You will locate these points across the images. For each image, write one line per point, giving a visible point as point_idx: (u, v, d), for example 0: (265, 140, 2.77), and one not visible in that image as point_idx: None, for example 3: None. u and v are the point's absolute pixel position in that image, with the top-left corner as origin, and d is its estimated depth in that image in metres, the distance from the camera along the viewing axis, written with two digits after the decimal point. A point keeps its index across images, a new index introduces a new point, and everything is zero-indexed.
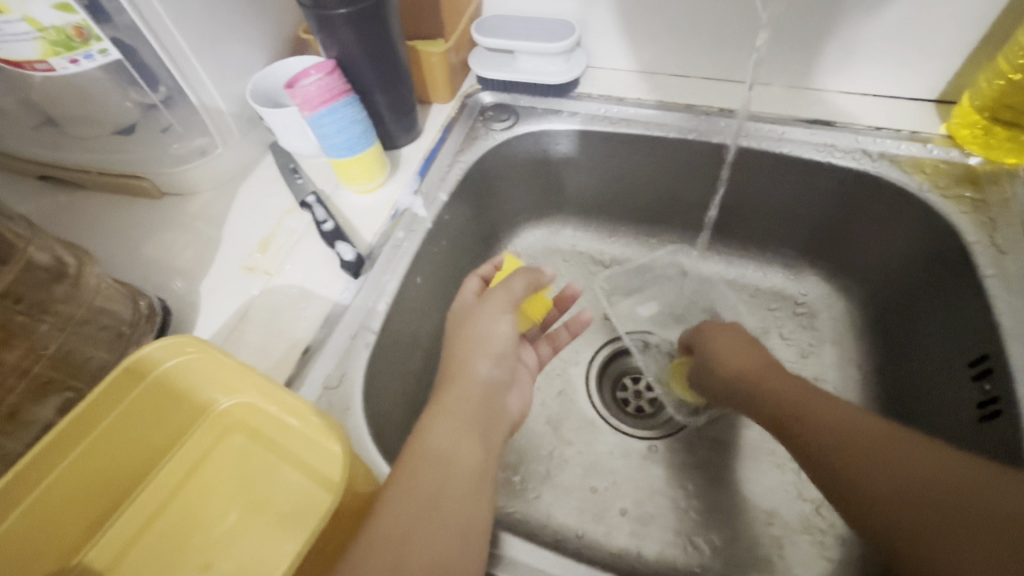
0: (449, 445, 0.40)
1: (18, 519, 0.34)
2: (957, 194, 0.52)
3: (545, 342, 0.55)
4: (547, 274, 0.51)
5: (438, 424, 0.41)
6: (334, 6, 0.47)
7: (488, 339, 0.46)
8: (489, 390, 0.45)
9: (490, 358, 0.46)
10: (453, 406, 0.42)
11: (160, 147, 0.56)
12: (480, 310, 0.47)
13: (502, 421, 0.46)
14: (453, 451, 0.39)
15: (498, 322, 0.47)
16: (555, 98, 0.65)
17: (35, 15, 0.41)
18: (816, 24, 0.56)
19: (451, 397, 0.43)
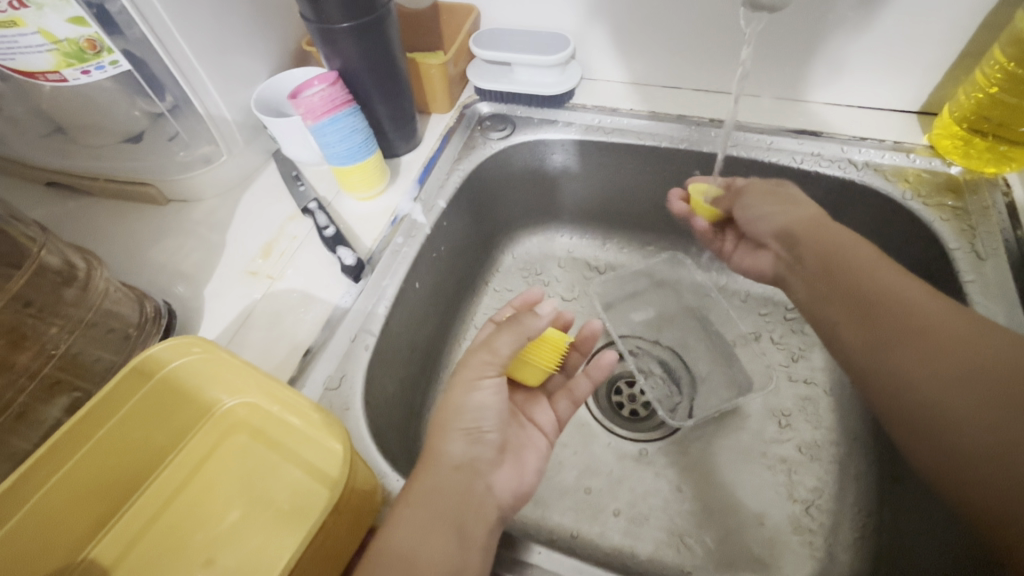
0: (411, 553, 0.35)
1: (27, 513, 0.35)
2: (938, 202, 0.54)
3: (562, 395, 0.52)
4: (534, 321, 0.44)
5: (406, 517, 0.36)
6: (336, 20, 0.49)
7: (462, 417, 0.41)
8: (465, 471, 0.40)
9: (464, 439, 0.41)
10: (421, 503, 0.37)
11: (166, 155, 0.57)
12: (457, 378, 0.43)
13: (490, 502, 0.40)
14: (419, 555, 0.35)
15: (476, 396, 0.42)
16: (551, 109, 0.67)
17: (50, 28, 0.43)
18: (803, 38, 0.58)
19: (415, 492, 0.38)
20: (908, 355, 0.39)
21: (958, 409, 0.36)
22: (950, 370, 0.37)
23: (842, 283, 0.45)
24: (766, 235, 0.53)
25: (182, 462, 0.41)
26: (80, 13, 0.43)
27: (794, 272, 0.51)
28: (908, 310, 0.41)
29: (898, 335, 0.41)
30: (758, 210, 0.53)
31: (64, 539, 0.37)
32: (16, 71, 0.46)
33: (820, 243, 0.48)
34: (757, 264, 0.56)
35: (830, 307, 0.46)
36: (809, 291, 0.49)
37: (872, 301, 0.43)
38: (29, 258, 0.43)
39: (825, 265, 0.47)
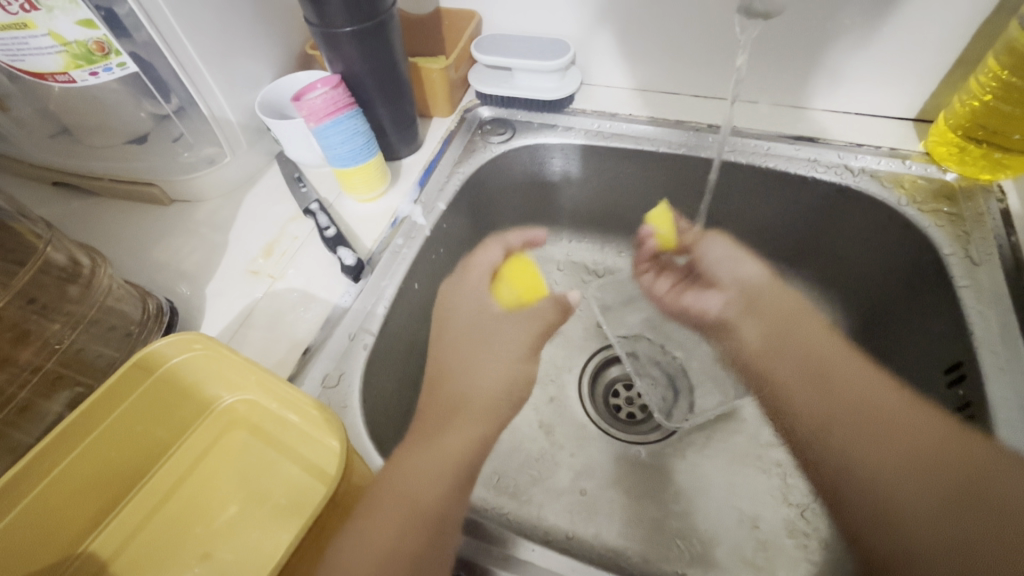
0: (415, 482, 0.41)
1: (30, 504, 0.35)
2: (934, 208, 0.54)
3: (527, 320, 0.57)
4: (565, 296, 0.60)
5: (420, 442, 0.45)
6: (340, 25, 0.50)
7: (463, 378, 0.52)
8: (465, 407, 0.50)
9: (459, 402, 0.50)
10: (424, 447, 0.45)
11: (171, 156, 0.58)
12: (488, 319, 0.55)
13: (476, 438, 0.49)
14: (414, 470, 0.42)
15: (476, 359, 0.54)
16: (551, 114, 0.67)
17: (59, 30, 0.44)
18: (799, 46, 0.59)
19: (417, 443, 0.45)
20: (871, 436, 0.47)
21: (907, 486, 0.43)
22: (902, 450, 0.45)
23: (795, 353, 0.55)
24: (727, 282, 0.62)
25: (182, 456, 0.41)
26: (90, 16, 0.44)
27: (744, 317, 0.61)
28: (868, 397, 0.49)
29: (846, 412, 0.49)
30: (726, 262, 0.62)
31: (65, 531, 0.37)
32: (25, 72, 0.47)
33: (777, 304, 0.59)
34: (703, 305, 0.64)
35: (784, 372, 0.56)
36: (770, 357, 0.57)
37: (834, 380, 0.52)
38: (36, 254, 0.43)
39: (775, 330, 0.58)
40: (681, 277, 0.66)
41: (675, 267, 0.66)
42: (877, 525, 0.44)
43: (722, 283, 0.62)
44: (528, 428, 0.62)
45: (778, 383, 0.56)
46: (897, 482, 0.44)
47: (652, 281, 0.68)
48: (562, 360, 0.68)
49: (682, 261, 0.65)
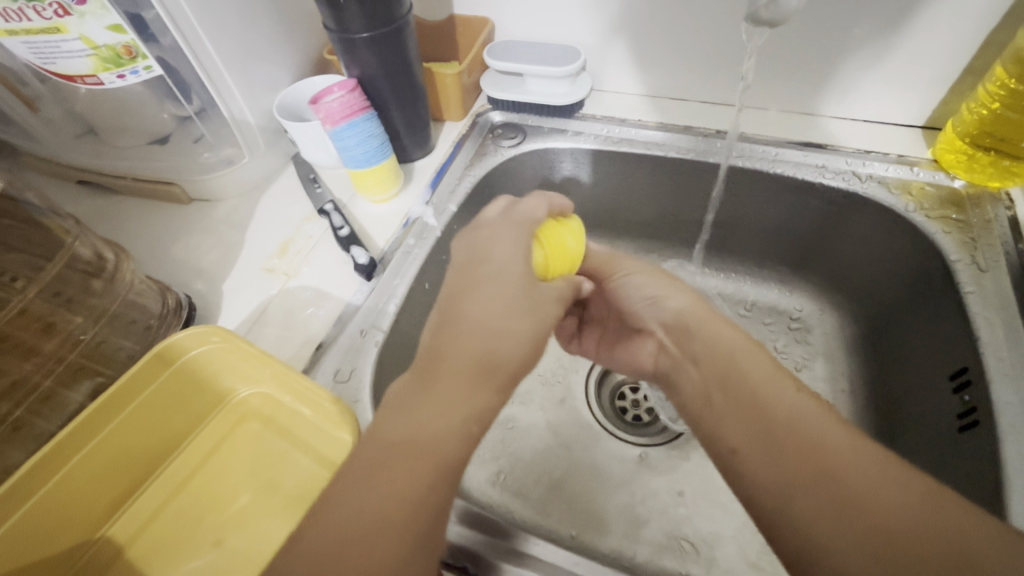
0: (420, 439, 0.33)
1: (53, 487, 0.37)
2: (942, 215, 0.54)
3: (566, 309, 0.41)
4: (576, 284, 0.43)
5: (416, 409, 0.34)
6: (357, 30, 0.51)
7: (462, 339, 0.35)
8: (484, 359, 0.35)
9: (478, 350, 0.35)
10: (408, 415, 0.34)
11: (192, 156, 0.60)
12: (487, 276, 0.37)
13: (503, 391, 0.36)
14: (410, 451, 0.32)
15: (492, 312, 0.36)
16: (561, 118, 0.69)
17: (90, 34, 0.45)
18: (807, 54, 0.59)
19: (427, 389, 0.34)
20: (822, 516, 0.32)
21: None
22: (856, 527, 0.31)
23: (744, 403, 0.39)
24: (650, 321, 0.46)
25: (196, 447, 0.42)
26: (120, 21, 0.45)
27: (677, 369, 0.44)
28: (823, 458, 0.34)
29: (805, 477, 0.34)
30: (646, 291, 0.47)
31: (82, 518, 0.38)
32: (57, 75, 0.49)
33: (711, 337, 0.43)
34: (634, 358, 0.48)
35: (723, 432, 0.39)
36: (711, 413, 0.40)
37: (778, 435, 0.36)
38: (64, 247, 0.45)
39: (716, 372, 0.41)
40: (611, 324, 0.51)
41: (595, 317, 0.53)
42: None
43: (648, 325, 0.47)
44: (535, 428, 0.63)
45: (731, 442, 0.38)
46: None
47: (588, 342, 0.53)
48: (569, 361, 0.68)
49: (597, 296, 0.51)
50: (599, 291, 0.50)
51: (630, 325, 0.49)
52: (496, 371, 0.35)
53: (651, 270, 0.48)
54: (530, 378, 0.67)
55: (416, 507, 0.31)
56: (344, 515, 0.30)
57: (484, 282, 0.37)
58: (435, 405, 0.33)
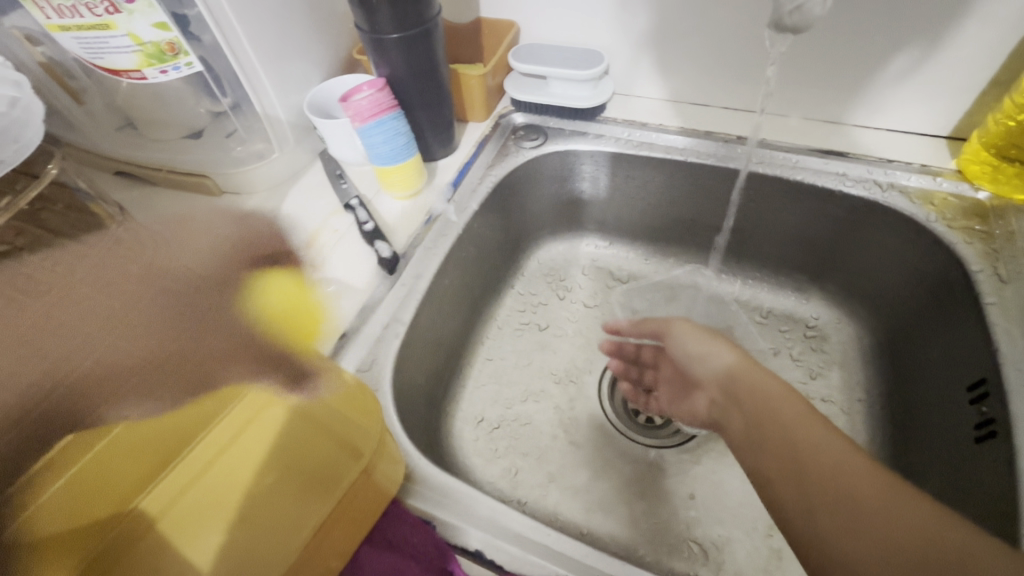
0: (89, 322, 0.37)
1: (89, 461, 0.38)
2: (964, 226, 0.54)
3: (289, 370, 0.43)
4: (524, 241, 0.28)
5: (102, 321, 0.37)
6: (387, 31, 0.53)
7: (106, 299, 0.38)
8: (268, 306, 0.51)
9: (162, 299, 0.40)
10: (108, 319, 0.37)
11: (224, 150, 0.62)
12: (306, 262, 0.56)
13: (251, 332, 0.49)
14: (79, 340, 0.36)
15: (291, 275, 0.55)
16: (582, 121, 0.70)
17: (137, 32, 0.47)
18: (829, 63, 0.60)
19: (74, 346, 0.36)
20: (841, 532, 0.32)
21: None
22: (873, 540, 0.31)
23: (768, 427, 0.38)
24: (704, 376, 0.46)
25: (223, 430, 0.43)
26: (165, 19, 0.47)
27: (727, 417, 0.43)
28: (836, 472, 0.34)
29: (834, 509, 0.32)
30: (702, 351, 0.47)
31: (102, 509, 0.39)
32: (103, 69, 0.51)
33: (757, 386, 0.41)
34: (694, 406, 0.49)
35: (754, 457, 0.38)
36: (742, 437, 0.40)
37: (799, 454, 0.36)
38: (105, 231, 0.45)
39: (748, 405, 0.41)
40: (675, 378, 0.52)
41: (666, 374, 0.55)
42: None
43: (703, 380, 0.46)
44: (547, 425, 0.64)
45: (763, 474, 0.37)
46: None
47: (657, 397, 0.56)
48: (583, 362, 0.69)
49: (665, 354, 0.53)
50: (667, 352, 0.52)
51: (689, 376, 0.49)
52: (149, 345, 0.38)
53: (705, 328, 0.48)
54: (544, 377, 0.68)
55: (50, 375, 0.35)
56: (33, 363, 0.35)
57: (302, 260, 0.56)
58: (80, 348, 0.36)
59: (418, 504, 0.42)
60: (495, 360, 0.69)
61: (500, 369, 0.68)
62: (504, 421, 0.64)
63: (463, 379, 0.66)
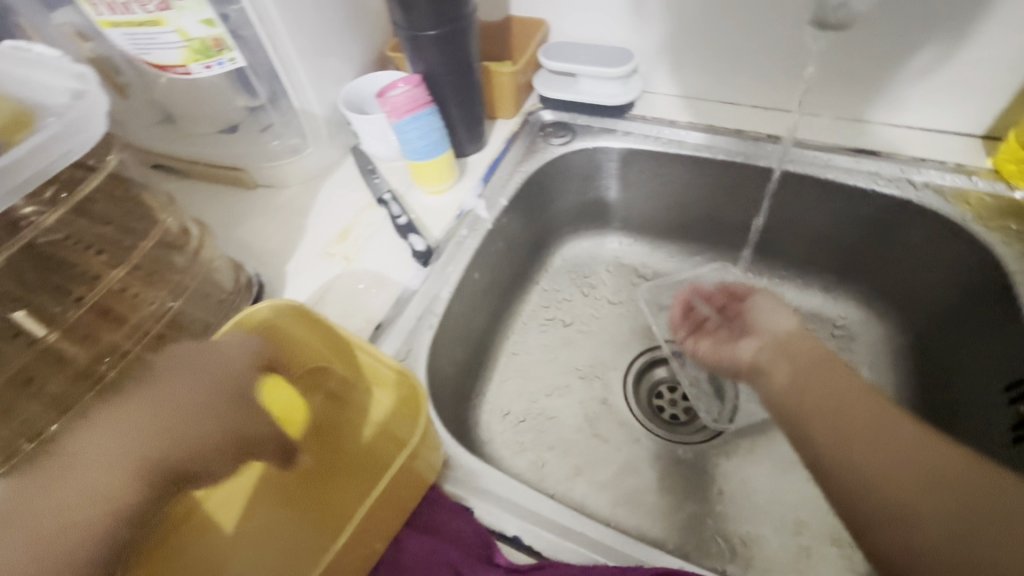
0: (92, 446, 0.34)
1: None
2: (1001, 225, 0.54)
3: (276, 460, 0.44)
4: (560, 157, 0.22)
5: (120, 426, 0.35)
6: (424, 28, 0.54)
7: (108, 433, 0.35)
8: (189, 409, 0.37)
9: (131, 448, 0.34)
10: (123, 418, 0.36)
11: (260, 145, 0.64)
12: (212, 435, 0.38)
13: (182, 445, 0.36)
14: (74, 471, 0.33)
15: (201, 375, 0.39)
16: (610, 118, 0.70)
17: (186, 28, 0.49)
18: (863, 61, 0.60)
19: (65, 489, 0.33)
20: (878, 461, 0.37)
21: (925, 543, 0.33)
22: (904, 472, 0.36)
23: (820, 379, 0.43)
24: (764, 329, 0.52)
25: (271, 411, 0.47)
26: (212, 16, 0.48)
27: (774, 359, 0.48)
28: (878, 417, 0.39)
29: (872, 443, 0.38)
30: (772, 312, 0.53)
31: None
32: (149, 64, 0.53)
33: (813, 348, 0.47)
34: (735, 351, 0.53)
35: (799, 400, 0.43)
36: (793, 381, 0.45)
37: (844, 401, 0.41)
38: (157, 230, 0.48)
39: (804, 361, 0.46)
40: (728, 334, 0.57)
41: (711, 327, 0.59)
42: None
43: (765, 332, 0.52)
44: (573, 420, 0.64)
45: (801, 415, 0.42)
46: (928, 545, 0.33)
47: (694, 343, 0.58)
48: (608, 357, 0.70)
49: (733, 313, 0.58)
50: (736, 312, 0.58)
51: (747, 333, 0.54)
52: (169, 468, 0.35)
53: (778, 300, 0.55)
54: (569, 372, 0.68)
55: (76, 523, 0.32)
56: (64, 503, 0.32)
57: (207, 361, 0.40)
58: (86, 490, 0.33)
59: (456, 490, 0.43)
60: (521, 355, 0.69)
61: (526, 363, 0.69)
62: (530, 415, 0.65)
63: (489, 372, 0.67)
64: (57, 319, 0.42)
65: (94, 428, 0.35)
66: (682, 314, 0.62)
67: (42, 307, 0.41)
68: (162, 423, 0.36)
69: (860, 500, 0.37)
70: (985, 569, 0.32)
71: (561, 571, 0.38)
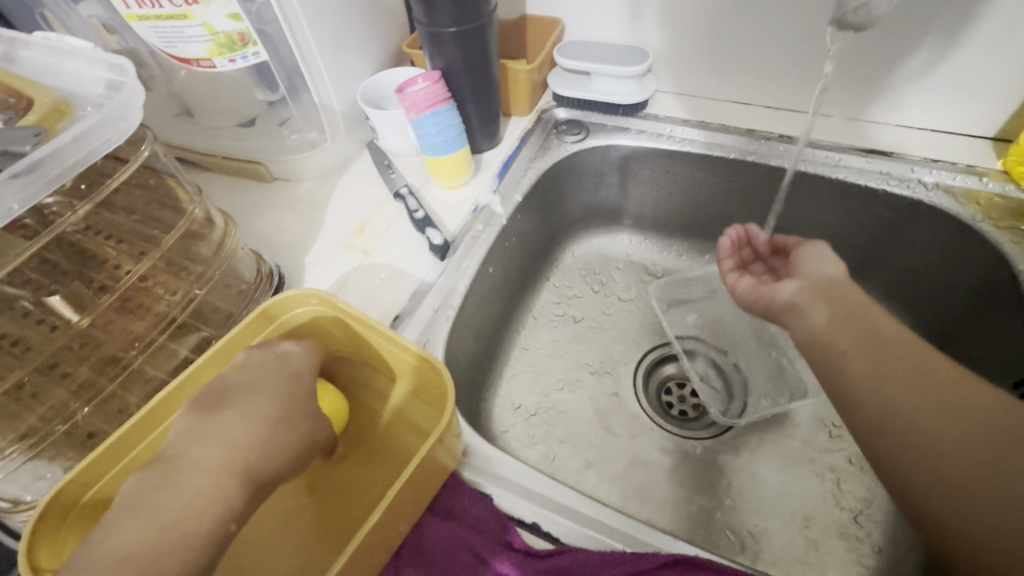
0: (193, 452, 0.37)
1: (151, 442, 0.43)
2: (1010, 225, 0.55)
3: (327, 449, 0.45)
4: None
5: (215, 432, 0.38)
6: (444, 25, 0.55)
7: (207, 439, 0.38)
8: (272, 413, 0.40)
9: (226, 454, 0.37)
10: (214, 424, 0.39)
11: (279, 138, 0.64)
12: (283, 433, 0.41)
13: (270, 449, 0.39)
14: (177, 476, 0.36)
15: (276, 382, 0.42)
16: (624, 116, 0.71)
17: (212, 22, 0.49)
18: (876, 64, 0.60)
19: (171, 490, 0.36)
20: (905, 388, 0.40)
21: (950, 469, 0.36)
22: (929, 397, 0.39)
23: (860, 321, 0.45)
24: (807, 273, 0.51)
25: None
26: (238, 10, 0.49)
27: (813, 299, 0.48)
28: (909, 353, 0.42)
29: (900, 373, 0.41)
30: (819, 258, 0.52)
31: (135, 458, 0.42)
32: (174, 58, 0.54)
33: (857, 294, 0.47)
34: (772, 292, 0.52)
35: (836, 339, 0.45)
36: (831, 322, 0.46)
37: (882, 340, 0.43)
38: (179, 221, 0.49)
39: (844, 306, 0.46)
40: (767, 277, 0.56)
41: (759, 269, 0.58)
42: (919, 489, 0.37)
43: (806, 274, 0.51)
44: (584, 414, 0.65)
45: (838, 352, 0.44)
46: (954, 473, 0.36)
47: (736, 277, 0.57)
48: (619, 353, 0.70)
49: (778, 261, 0.58)
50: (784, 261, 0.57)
51: (787, 278, 0.53)
52: (254, 474, 0.38)
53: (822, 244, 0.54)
54: (579, 367, 0.69)
55: (181, 524, 0.34)
56: (173, 505, 0.35)
57: (278, 373, 0.43)
58: (189, 490, 0.35)
59: (474, 478, 0.44)
60: (533, 349, 0.70)
61: (537, 358, 0.69)
62: (541, 409, 0.65)
63: (501, 366, 0.68)
64: (88, 305, 0.44)
65: (191, 437, 0.38)
66: (735, 244, 0.61)
67: (73, 293, 0.44)
68: (252, 431, 0.39)
69: (884, 421, 0.40)
70: (987, 473, 0.35)
71: (579, 557, 0.38)
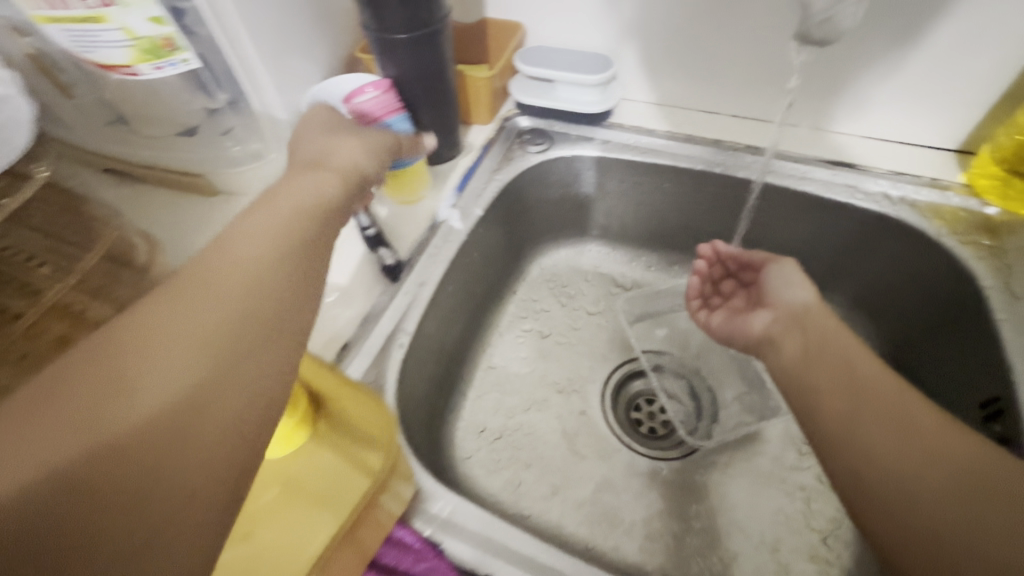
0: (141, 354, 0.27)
1: None
2: (974, 240, 0.55)
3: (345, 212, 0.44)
4: None
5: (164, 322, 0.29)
6: (396, 32, 0.51)
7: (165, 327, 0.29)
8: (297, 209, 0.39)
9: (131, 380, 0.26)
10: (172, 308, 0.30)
11: (219, 149, 0.59)
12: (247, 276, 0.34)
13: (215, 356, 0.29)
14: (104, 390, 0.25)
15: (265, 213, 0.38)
16: (588, 126, 0.68)
17: (132, 26, 0.44)
18: (840, 75, 0.59)
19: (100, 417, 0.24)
20: (878, 435, 0.39)
21: (930, 522, 0.34)
22: (907, 446, 0.37)
23: (829, 358, 0.44)
24: (780, 300, 0.52)
25: None
26: (161, 13, 0.45)
27: (786, 335, 0.49)
28: (883, 396, 0.41)
29: (875, 420, 0.39)
30: (788, 281, 0.52)
31: None
32: (94, 64, 0.48)
33: (828, 322, 0.47)
34: (746, 325, 0.54)
35: (813, 381, 0.44)
36: (798, 360, 0.46)
37: (857, 384, 0.42)
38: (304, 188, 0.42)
39: (814, 343, 0.46)
40: (741, 305, 0.57)
41: (739, 295, 0.58)
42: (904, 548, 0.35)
43: (780, 301, 0.51)
44: (550, 435, 0.63)
45: (808, 396, 0.44)
46: (937, 523, 0.34)
47: (707, 315, 0.59)
48: (585, 370, 0.68)
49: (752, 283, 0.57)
50: (756, 284, 0.56)
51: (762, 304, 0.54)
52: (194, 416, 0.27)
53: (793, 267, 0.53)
54: (546, 386, 0.66)
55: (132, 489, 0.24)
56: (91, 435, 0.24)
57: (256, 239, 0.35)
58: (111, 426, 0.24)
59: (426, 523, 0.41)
60: (499, 367, 0.67)
61: (503, 376, 0.67)
62: (506, 431, 0.62)
63: (465, 389, 0.64)
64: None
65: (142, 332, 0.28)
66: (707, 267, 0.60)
67: None
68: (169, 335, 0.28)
69: (861, 474, 0.38)
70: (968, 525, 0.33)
71: None
